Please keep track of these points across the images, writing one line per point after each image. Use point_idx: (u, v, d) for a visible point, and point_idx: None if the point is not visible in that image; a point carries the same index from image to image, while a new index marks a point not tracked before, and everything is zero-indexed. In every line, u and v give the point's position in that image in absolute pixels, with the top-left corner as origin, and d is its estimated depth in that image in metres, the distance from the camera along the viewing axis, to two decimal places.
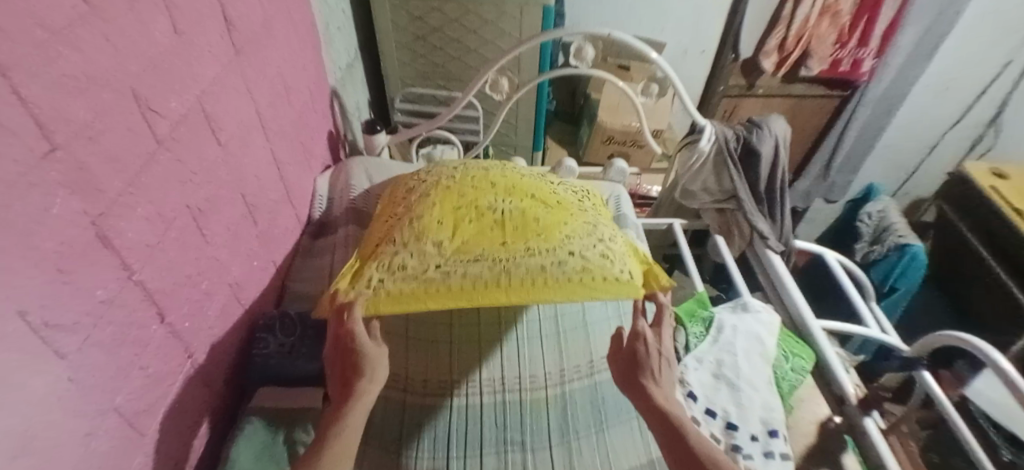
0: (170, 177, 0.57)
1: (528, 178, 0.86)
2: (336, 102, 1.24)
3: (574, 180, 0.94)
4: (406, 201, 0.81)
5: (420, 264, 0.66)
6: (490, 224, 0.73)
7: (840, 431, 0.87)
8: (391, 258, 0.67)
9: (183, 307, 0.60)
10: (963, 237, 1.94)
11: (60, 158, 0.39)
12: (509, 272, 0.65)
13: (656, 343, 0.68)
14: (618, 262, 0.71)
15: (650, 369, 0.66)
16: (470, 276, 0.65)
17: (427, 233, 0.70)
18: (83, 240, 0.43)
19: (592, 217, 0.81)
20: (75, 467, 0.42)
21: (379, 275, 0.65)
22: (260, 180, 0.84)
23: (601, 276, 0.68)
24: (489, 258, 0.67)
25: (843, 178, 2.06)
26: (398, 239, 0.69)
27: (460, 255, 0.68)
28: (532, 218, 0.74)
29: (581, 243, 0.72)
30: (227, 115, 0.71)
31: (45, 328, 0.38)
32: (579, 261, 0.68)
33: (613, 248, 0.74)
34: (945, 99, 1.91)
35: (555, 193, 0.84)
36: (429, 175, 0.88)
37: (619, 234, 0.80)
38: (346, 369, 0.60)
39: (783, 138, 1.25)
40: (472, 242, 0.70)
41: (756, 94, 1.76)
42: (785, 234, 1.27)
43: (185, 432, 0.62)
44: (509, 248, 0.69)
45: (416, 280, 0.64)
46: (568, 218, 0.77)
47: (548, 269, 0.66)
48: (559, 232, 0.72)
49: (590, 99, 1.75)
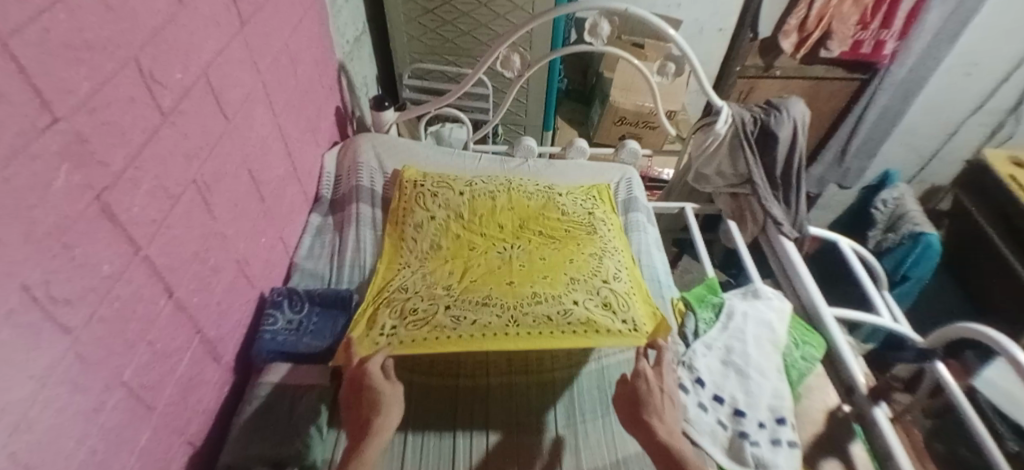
0: (175, 151, 0.56)
1: (531, 215, 0.96)
2: (344, 77, 1.22)
3: (574, 206, 1.00)
4: (412, 244, 0.87)
5: (432, 306, 0.73)
6: (498, 273, 0.80)
7: (847, 419, 0.86)
8: (404, 302, 0.74)
9: (190, 282, 0.60)
10: (978, 227, 1.89)
11: (62, 130, 0.38)
12: (517, 321, 0.72)
13: (661, 382, 0.69)
14: (619, 312, 0.77)
15: (657, 406, 0.66)
16: (480, 324, 0.71)
17: (438, 281, 0.78)
18: (87, 214, 0.42)
19: (595, 256, 0.87)
20: (83, 438, 0.43)
21: (392, 322, 0.71)
22: (266, 155, 0.82)
23: (602, 328, 0.73)
24: (497, 305, 0.74)
25: (859, 163, 1.98)
26: (409, 288, 0.77)
27: (469, 300, 0.74)
28: (535, 264, 0.83)
29: (583, 294, 0.78)
30: (232, 88, 0.69)
31: (50, 303, 0.37)
32: (581, 311, 0.75)
33: (615, 293, 0.81)
34: (967, 85, 1.82)
35: (557, 235, 0.91)
36: (436, 207, 0.94)
37: (621, 273, 0.86)
38: (362, 407, 0.62)
39: (803, 120, 1.20)
40: (479, 286, 0.77)
41: (773, 75, 1.71)
42: (799, 219, 1.23)
43: (194, 406, 0.63)
44: (516, 296, 0.76)
45: (428, 324, 0.70)
46: (570, 265, 0.84)
47: (553, 319, 0.73)
48: (563, 282, 0.80)
49: (602, 78, 1.70)
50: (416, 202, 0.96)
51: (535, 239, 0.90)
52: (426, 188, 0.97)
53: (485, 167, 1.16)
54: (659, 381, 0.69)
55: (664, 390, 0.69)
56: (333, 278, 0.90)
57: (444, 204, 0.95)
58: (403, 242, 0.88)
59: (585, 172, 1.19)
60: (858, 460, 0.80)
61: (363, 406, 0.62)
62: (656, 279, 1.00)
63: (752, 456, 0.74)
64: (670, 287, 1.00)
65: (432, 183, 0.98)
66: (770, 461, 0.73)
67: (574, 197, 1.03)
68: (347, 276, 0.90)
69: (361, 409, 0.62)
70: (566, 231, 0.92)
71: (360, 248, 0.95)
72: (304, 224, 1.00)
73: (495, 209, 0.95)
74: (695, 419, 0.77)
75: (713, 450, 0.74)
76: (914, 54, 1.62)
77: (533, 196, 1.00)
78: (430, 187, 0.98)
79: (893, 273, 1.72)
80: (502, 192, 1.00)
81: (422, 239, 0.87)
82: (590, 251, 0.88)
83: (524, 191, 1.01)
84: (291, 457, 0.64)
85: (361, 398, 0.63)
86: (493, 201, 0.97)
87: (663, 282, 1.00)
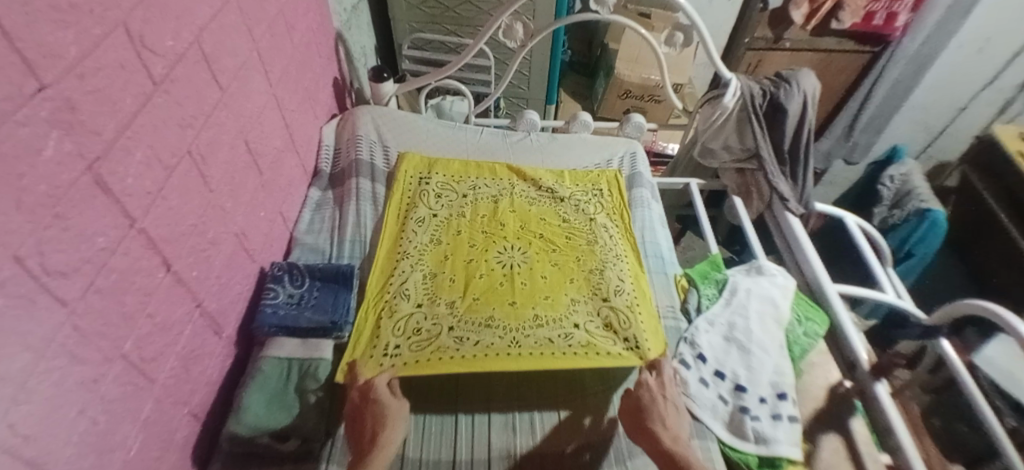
0: (169, 121, 0.54)
1: (532, 223, 0.96)
2: (342, 47, 1.18)
3: (578, 211, 0.99)
4: (413, 242, 0.89)
5: (435, 328, 0.75)
6: (501, 293, 0.82)
7: (849, 395, 0.86)
8: (407, 321, 0.76)
9: (188, 256, 0.59)
10: (985, 205, 1.86)
11: (50, 97, 0.36)
12: (519, 341, 0.74)
13: (661, 389, 0.70)
14: (622, 332, 0.78)
15: (661, 413, 0.67)
16: (483, 344, 0.73)
17: (441, 295, 0.81)
18: (79, 184, 0.41)
19: (597, 270, 0.87)
20: (83, 410, 0.43)
21: (396, 341, 0.73)
22: (263, 127, 0.80)
23: (604, 352, 0.74)
24: (499, 328, 0.76)
25: (866, 138, 1.93)
26: (412, 298, 0.79)
27: (472, 321, 0.76)
28: (538, 284, 0.84)
29: (584, 316, 0.80)
30: (227, 56, 0.67)
31: (44, 275, 0.37)
32: (582, 335, 0.76)
33: (616, 309, 0.81)
34: (982, 59, 1.75)
35: (558, 244, 0.92)
36: (439, 210, 0.96)
37: (623, 285, 0.86)
38: (365, 422, 0.62)
39: (813, 94, 1.16)
40: (482, 306, 0.79)
41: (783, 48, 1.64)
42: (805, 195, 1.21)
43: (197, 378, 0.63)
44: (518, 319, 0.77)
45: (431, 343, 0.73)
46: (571, 286, 0.85)
47: (553, 342, 0.75)
48: (565, 303, 0.81)
49: (607, 50, 1.65)
50: (419, 200, 0.97)
51: (535, 241, 0.92)
52: (430, 188, 0.99)
53: (488, 141, 1.14)
54: (661, 388, 0.70)
55: (667, 399, 0.69)
56: (333, 252, 0.90)
57: (447, 204, 0.97)
58: (403, 238, 0.90)
59: (588, 148, 1.17)
60: (859, 437, 0.80)
61: (364, 419, 0.62)
62: (659, 256, 0.99)
63: (752, 430, 0.75)
64: (673, 264, 0.99)
65: (435, 183, 1.00)
66: (771, 436, 0.74)
67: (577, 202, 1.01)
68: (348, 251, 0.90)
69: (364, 426, 0.62)
70: (566, 238, 0.94)
71: (360, 224, 0.94)
72: (303, 198, 0.99)
73: (497, 210, 0.97)
74: (696, 394, 0.78)
75: (713, 424, 0.75)
76: (928, 27, 1.56)
77: (535, 202, 1.00)
78: (433, 186, 1.00)
79: (897, 250, 1.70)
80: (504, 197, 1.00)
81: (424, 240, 0.90)
82: (591, 265, 0.89)
83: (527, 197, 1.01)
84: (294, 429, 0.65)
85: (364, 412, 0.63)
86: (495, 205, 0.98)
87: (666, 258, 0.99)
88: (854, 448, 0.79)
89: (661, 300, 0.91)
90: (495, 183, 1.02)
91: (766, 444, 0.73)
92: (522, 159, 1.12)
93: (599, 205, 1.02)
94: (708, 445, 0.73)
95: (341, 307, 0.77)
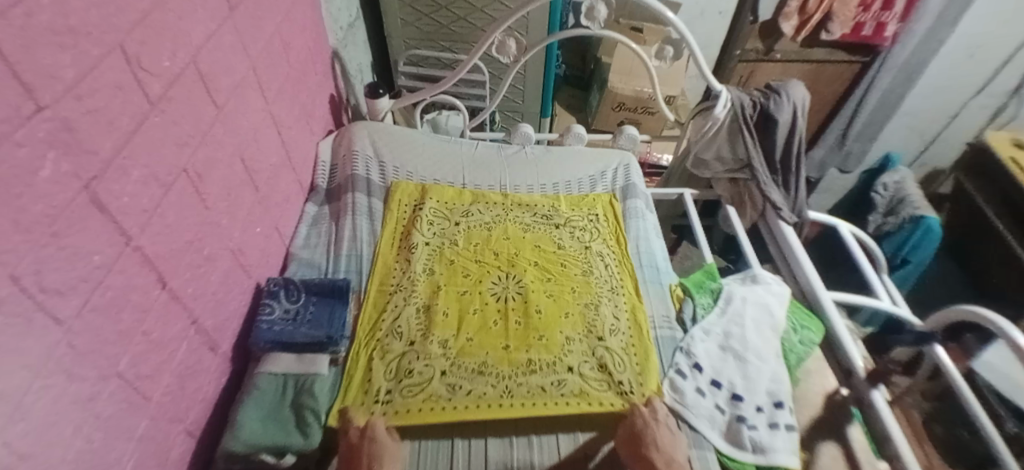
0: (165, 139, 0.55)
1: (526, 252, 0.96)
2: (338, 64, 1.20)
3: (572, 240, 1.00)
4: (407, 273, 0.90)
5: (428, 370, 0.75)
6: (494, 332, 0.82)
7: (846, 403, 0.86)
8: (399, 361, 0.76)
9: (183, 272, 0.60)
10: (979, 211, 1.87)
11: (47, 118, 0.37)
12: (511, 391, 0.74)
13: (652, 415, 0.71)
14: (616, 374, 0.78)
15: (657, 438, 0.67)
16: (476, 394, 0.73)
17: (434, 331, 0.81)
18: (76, 203, 0.41)
19: (591, 306, 0.88)
20: (78, 429, 0.43)
21: (388, 385, 0.73)
22: (260, 144, 0.82)
23: (598, 402, 0.74)
24: (493, 375, 0.76)
25: (860, 146, 1.96)
26: (405, 337, 0.80)
27: (464, 367, 0.77)
28: (533, 320, 0.84)
29: (578, 357, 0.80)
30: (223, 75, 0.68)
31: (41, 293, 0.37)
32: (575, 382, 0.76)
33: (609, 350, 0.81)
34: (971, 68, 1.79)
35: (551, 276, 0.92)
36: (432, 236, 0.97)
37: (617, 323, 0.86)
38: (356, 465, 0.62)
39: (803, 104, 1.18)
40: (475, 347, 0.79)
41: (773, 59, 1.67)
42: (798, 204, 1.23)
43: (192, 395, 0.63)
44: (511, 364, 0.77)
45: (423, 390, 0.73)
46: (566, 320, 0.85)
47: (546, 391, 0.75)
48: (559, 343, 0.81)
49: (600, 64, 1.68)
50: (413, 226, 0.99)
51: (530, 269, 0.93)
52: (424, 215, 1.00)
53: (483, 154, 1.16)
54: (652, 415, 0.71)
55: (658, 423, 0.69)
56: (330, 267, 0.90)
57: (441, 232, 0.98)
58: (395, 271, 0.91)
59: (582, 159, 1.18)
60: (857, 445, 0.81)
61: (360, 461, 0.62)
62: (653, 266, 1.00)
63: (750, 439, 0.74)
64: (668, 274, 1.00)
65: (429, 209, 1.01)
66: (768, 445, 0.74)
67: (573, 228, 1.03)
68: (344, 265, 0.91)
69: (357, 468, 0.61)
70: (560, 267, 0.94)
71: (356, 238, 0.95)
72: (300, 214, 1.00)
73: (491, 239, 0.98)
74: (692, 403, 0.78)
75: (711, 433, 0.75)
76: (915, 37, 1.59)
77: (530, 227, 1.01)
78: (427, 213, 1.01)
79: (893, 257, 1.71)
80: (497, 225, 1.01)
81: (418, 269, 0.91)
82: (586, 299, 0.89)
83: (521, 223, 1.02)
84: (290, 444, 0.65)
85: (360, 452, 0.63)
86: (489, 234, 0.99)
87: (661, 268, 1.00)
88: (853, 457, 0.79)
89: (656, 310, 0.92)
90: (488, 209, 1.04)
91: (763, 453, 0.73)
92: (517, 180, 1.13)
93: (594, 235, 1.02)
94: (706, 456, 0.72)
95: (336, 322, 0.77)
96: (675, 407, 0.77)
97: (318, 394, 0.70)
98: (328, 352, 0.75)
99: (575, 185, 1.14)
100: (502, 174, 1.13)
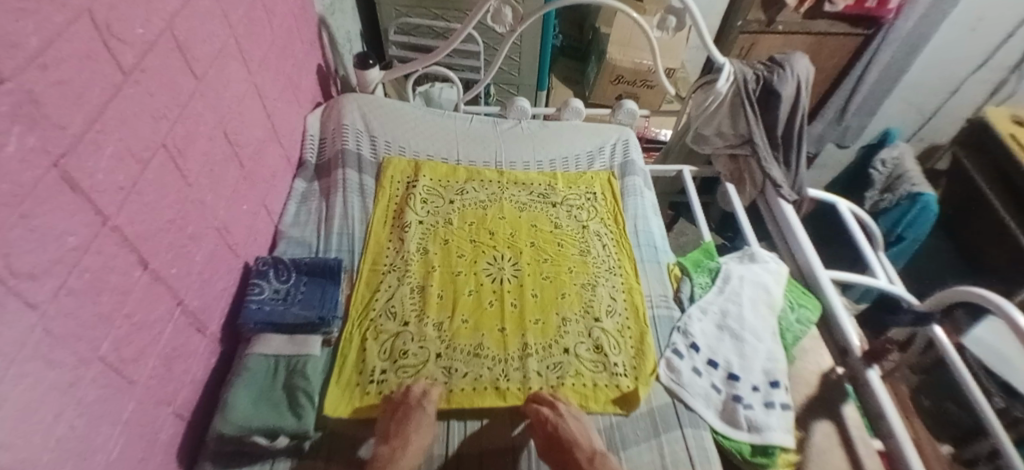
0: (141, 112, 0.52)
1: (522, 232, 0.94)
2: (325, 32, 1.14)
3: (570, 219, 0.98)
4: (400, 252, 0.88)
5: (423, 353, 0.75)
6: (490, 314, 0.81)
7: (841, 380, 0.88)
8: (393, 342, 0.76)
9: (167, 253, 0.57)
10: (977, 187, 1.86)
11: (11, 90, 0.34)
12: (507, 374, 0.74)
13: (556, 409, 0.67)
14: (612, 356, 0.78)
15: (570, 433, 0.64)
16: (472, 376, 0.73)
17: (429, 313, 0.79)
18: (45, 181, 0.38)
19: (587, 286, 0.87)
20: (59, 415, 0.41)
21: (382, 366, 0.73)
22: (244, 117, 0.78)
23: (593, 383, 0.75)
24: (488, 357, 0.75)
25: (859, 121, 1.91)
26: (398, 317, 0.78)
27: (460, 349, 0.76)
28: (530, 301, 0.83)
29: (575, 338, 0.79)
30: (203, 43, 0.64)
31: (13, 277, 0.35)
32: (571, 364, 0.76)
33: (605, 333, 0.81)
34: (973, 40, 1.74)
35: (547, 256, 0.91)
36: (426, 215, 0.95)
37: (615, 304, 0.85)
38: (394, 424, 0.63)
39: (807, 77, 1.15)
40: (471, 329, 0.78)
41: (775, 31, 1.60)
42: (798, 180, 1.21)
43: (181, 377, 0.61)
44: (506, 347, 0.77)
45: (418, 372, 0.73)
46: (563, 301, 0.84)
47: (542, 375, 0.74)
48: (555, 326, 0.80)
49: (598, 34, 1.62)
50: (406, 205, 0.96)
51: (526, 250, 0.91)
52: (417, 193, 0.97)
53: (477, 128, 1.12)
54: (556, 412, 0.67)
55: (564, 416, 0.66)
56: (321, 245, 0.88)
57: (434, 212, 0.96)
58: (388, 250, 0.88)
59: (581, 135, 1.14)
60: (851, 421, 0.82)
61: (407, 421, 0.63)
62: (651, 245, 0.98)
63: (745, 418, 0.75)
64: (666, 252, 0.99)
65: (422, 187, 0.99)
66: (764, 424, 0.75)
67: (570, 207, 1.00)
68: (336, 244, 0.88)
69: (401, 425, 0.63)
70: (557, 247, 0.92)
71: (347, 216, 0.92)
72: (288, 191, 0.96)
73: (486, 218, 0.95)
74: (689, 383, 0.78)
75: (706, 413, 0.75)
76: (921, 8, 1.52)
77: (526, 206, 0.99)
78: (420, 191, 0.98)
79: (888, 234, 1.70)
80: (492, 203, 0.99)
81: (412, 250, 0.89)
82: (582, 279, 0.88)
83: (517, 202, 1.00)
84: (284, 426, 0.64)
85: (409, 412, 0.64)
86: (484, 212, 0.97)
87: (658, 247, 0.99)
88: (846, 433, 0.81)
89: (653, 289, 0.91)
90: (483, 187, 1.01)
91: (758, 433, 0.74)
92: (515, 158, 1.09)
93: (592, 214, 1.00)
94: (701, 434, 0.72)
95: (329, 302, 0.75)
96: (671, 387, 0.77)
97: (311, 376, 0.69)
98: (320, 333, 0.74)
99: (573, 161, 1.11)
100: (497, 149, 1.10)
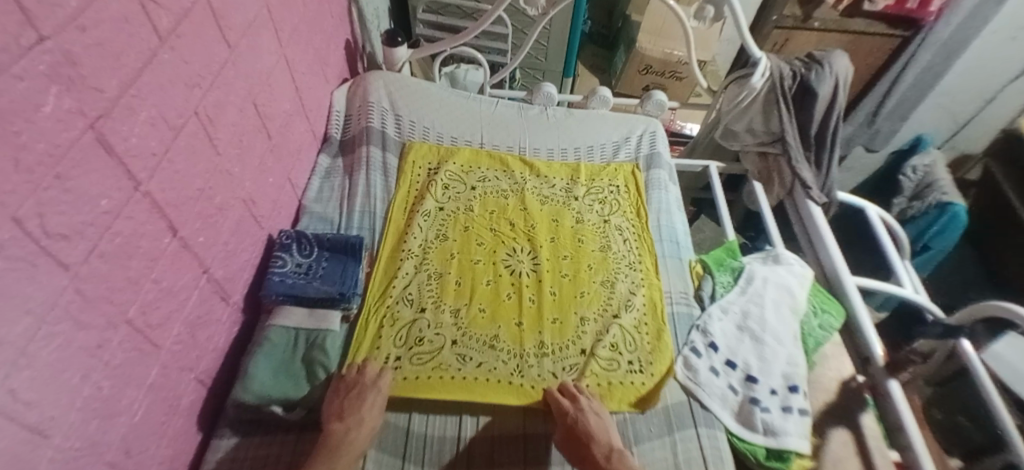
0: (175, 79, 0.51)
1: (542, 224, 0.93)
2: (355, 8, 1.12)
3: (593, 214, 0.97)
4: (418, 238, 0.88)
5: (438, 339, 0.75)
6: (507, 306, 0.80)
7: (861, 389, 0.85)
8: (410, 328, 0.76)
9: (195, 221, 0.58)
10: (1004, 198, 1.76)
11: (49, 50, 0.34)
12: (522, 370, 0.73)
13: (577, 403, 0.68)
14: (627, 354, 0.77)
15: (590, 427, 0.65)
16: (485, 367, 0.73)
17: (446, 301, 0.80)
18: (81, 142, 0.38)
19: (606, 283, 0.86)
20: (85, 376, 0.42)
21: (398, 352, 0.73)
22: (273, 88, 0.77)
23: (608, 381, 0.74)
24: (503, 350, 0.75)
25: (890, 126, 1.75)
26: (415, 304, 0.79)
27: (476, 338, 0.76)
28: (549, 295, 0.83)
29: (591, 337, 0.79)
30: (235, 13, 0.63)
31: (46, 237, 0.35)
32: (587, 365, 0.75)
33: (623, 331, 0.80)
34: (1015, 47, 1.53)
35: (566, 252, 0.90)
36: (446, 200, 0.95)
37: (634, 299, 0.84)
38: (348, 402, 0.64)
39: (845, 77, 1.10)
40: (488, 320, 0.78)
41: (811, 28, 1.44)
42: (829, 183, 1.16)
43: (203, 344, 0.63)
44: (522, 342, 0.76)
45: (433, 358, 0.73)
46: (582, 300, 0.83)
47: (557, 375, 0.74)
48: (573, 322, 0.80)
49: (630, 21, 1.58)
50: (427, 191, 0.95)
51: (546, 245, 0.90)
52: (438, 179, 0.97)
53: (502, 113, 1.10)
54: (576, 404, 0.68)
55: (584, 410, 0.67)
56: (343, 222, 0.88)
57: (455, 198, 0.95)
58: (408, 233, 0.88)
59: (609, 125, 1.12)
60: (869, 431, 0.80)
61: (361, 402, 0.64)
62: (674, 240, 0.96)
63: (761, 422, 0.74)
64: (688, 249, 0.97)
65: (445, 173, 0.98)
66: (780, 428, 0.73)
67: (592, 201, 0.99)
68: (357, 221, 0.89)
69: (352, 407, 0.63)
70: (578, 242, 0.91)
71: (369, 194, 0.92)
72: (312, 165, 0.97)
73: (507, 209, 0.95)
74: (705, 382, 0.77)
75: (722, 413, 0.75)
76: (964, 11, 1.37)
77: (548, 199, 0.98)
78: (443, 177, 0.97)
79: (913, 242, 1.63)
80: (514, 193, 0.98)
81: (430, 236, 0.88)
82: (601, 276, 0.87)
83: (539, 194, 0.99)
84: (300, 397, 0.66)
85: (363, 393, 0.65)
86: (505, 202, 0.96)
87: (681, 243, 0.97)
88: (863, 442, 0.79)
89: (673, 286, 0.89)
90: (506, 176, 1.00)
91: (774, 436, 0.73)
92: (539, 147, 1.07)
93: (614, 209, 0.98)
94: (715, 435, 0.72)
95: (349, 279, 0.76)
96: (687, 384, 0.76)
97: (329, 351, 0.70)
98: (337, 308, 0.74)
99: (598, 151, 1.09)
100: (521, 136, 1.08)
